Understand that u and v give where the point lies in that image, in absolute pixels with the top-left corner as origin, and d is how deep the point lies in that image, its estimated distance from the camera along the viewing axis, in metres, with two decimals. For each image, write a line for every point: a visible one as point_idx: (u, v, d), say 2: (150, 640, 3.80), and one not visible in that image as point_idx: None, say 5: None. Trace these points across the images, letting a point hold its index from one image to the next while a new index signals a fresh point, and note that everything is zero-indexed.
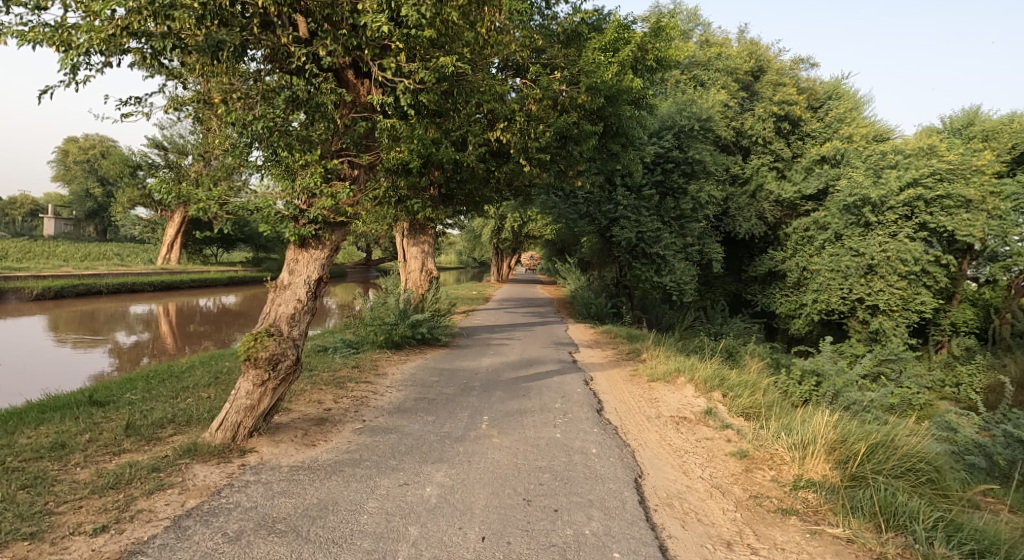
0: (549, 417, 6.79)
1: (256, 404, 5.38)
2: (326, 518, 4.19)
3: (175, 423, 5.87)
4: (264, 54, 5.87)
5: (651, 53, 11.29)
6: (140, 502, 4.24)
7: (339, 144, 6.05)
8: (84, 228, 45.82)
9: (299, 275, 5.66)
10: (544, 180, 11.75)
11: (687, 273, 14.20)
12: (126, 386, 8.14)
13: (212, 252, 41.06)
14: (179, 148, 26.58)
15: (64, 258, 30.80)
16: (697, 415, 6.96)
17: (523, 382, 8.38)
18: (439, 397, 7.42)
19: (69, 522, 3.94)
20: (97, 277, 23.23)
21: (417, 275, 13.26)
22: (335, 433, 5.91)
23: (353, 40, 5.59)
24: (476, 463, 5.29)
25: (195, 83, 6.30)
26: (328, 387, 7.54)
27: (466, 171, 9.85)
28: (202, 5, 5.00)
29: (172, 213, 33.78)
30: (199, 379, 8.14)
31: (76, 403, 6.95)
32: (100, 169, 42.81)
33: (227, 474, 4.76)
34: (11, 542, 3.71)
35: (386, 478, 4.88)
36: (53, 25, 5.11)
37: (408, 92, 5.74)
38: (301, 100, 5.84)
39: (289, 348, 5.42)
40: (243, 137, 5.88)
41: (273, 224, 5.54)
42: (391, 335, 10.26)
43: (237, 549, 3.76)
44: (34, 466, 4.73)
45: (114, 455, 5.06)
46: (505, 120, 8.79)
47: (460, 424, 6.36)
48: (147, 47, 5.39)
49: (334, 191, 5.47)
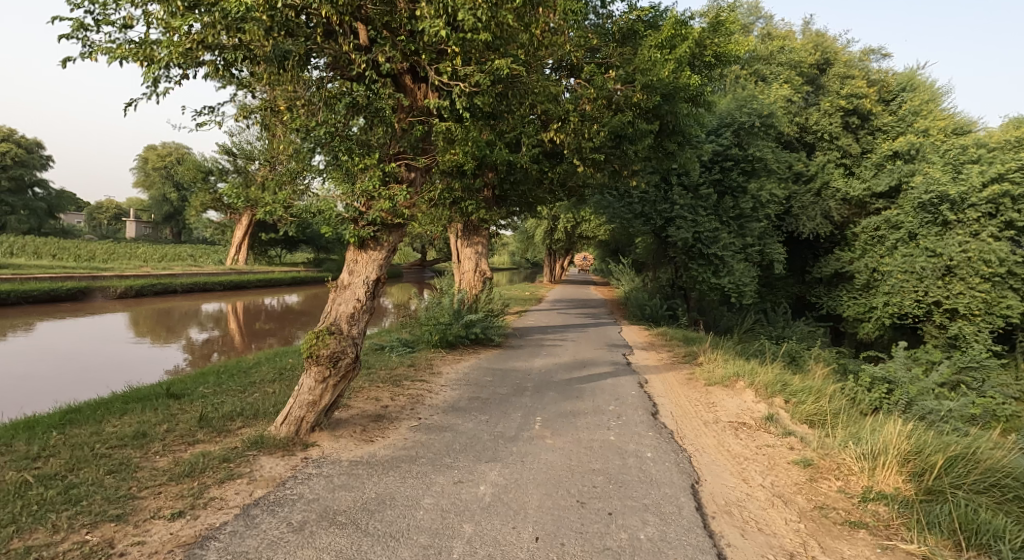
0: (603, 419, 6.75)
1: (318, 399, 5.58)
2: (383, 512, 4.30)
3: (244, 416, 6.17)
4: (326, 62, 6.10)
5: (709, 49, 10.98)
6: (213, 490, 4.48)
7: (397, 147, 6.12)
8: (163, 229, 49.20)
9: (358, 275, 5.80)
10: (599, 180, 11.65)
11: (747, 274, 13.71)
12: (199, 381, 8.57)
13: (277, 253, 42.76)
14: (246, 154, 27.73)
15: (144, 259, 32.84)
16: (758, 421, 6.76)
17: (577, 384, 8.36)
18: (492, 397, 7.49)
19: (150, 506, 4.19)
20: (173, 276, 24.54)
21: (471, 275, 13.40)
22: (392, 429, 6.07)
23: (411, 45, 5.79)
24: (530, 464, 5.31)
25: (261, 91, 6.63)
26: (386, 385, 7.75)
27: (521, 172, 10.00)
28: (271, 17, 5.24)
29: (239, 216, 35.27)
30: (265, 374, 8.50)
31: (155, 395, 7.38)
32: (175, 175, 45.25)
33: (291, 466, 4.96)
34: (100, 521, 3.97)
35: (442, 476, 4.96)
36: (137, 42, 5.51)
37: (464, 95, 5.88)
38: (361, 106, 6.03)
39: (348, 346, 5.59)
40: (306, 142, 6.04)
41: (334, 225, 5.74)
42: (446, 334, 10.45)
43: (301, 539, 3.92)
44: (119, 452, 5.07)
45: (189, 444, 5.37)
46: (559, 121, 8.82)
47: (513, 424, 6.40)
48: (220, 58, 5.73)
49: (392, 193, 5.59)
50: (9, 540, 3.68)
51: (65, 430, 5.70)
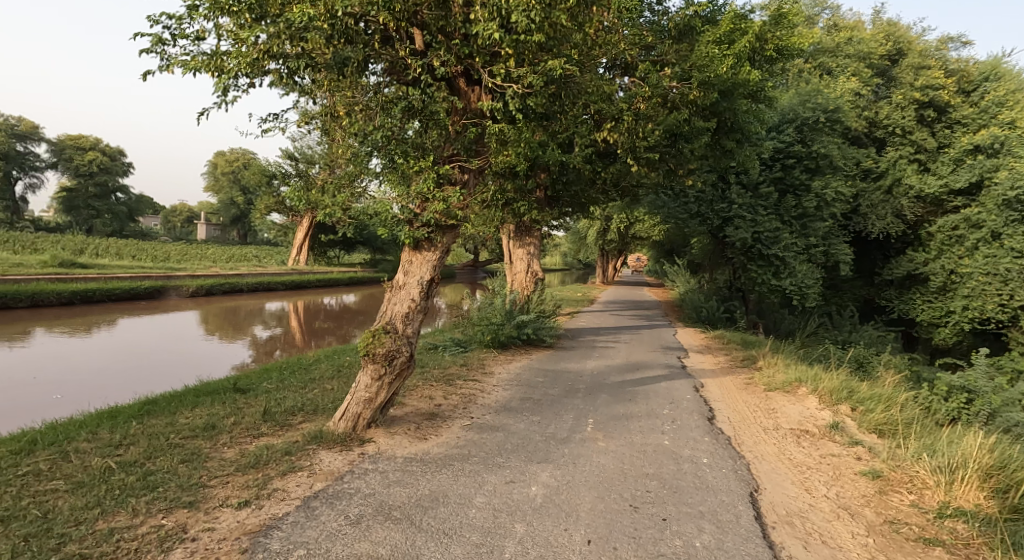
0: (656, 423, 6.64)
1: (375, 396, 5.73)
2: (437, 509, 4.37)
3: (305, 411, 6.40)
4: (383, 68, 6.26)
5: (770, 43, 10.61)
6: (276, 481, 4.67)
7: (450, 149, 6.21)
8: (230, 231, 51.56)
9: (413, 276, 5.92)
10: (653, 180, 11.47)
11: (811, 275, 13.17)
12: (264, 376, 8.95)
13: (335, 254, 44.08)
14: (308, 158, 28.71)
15: (213, 259, 34.48)
16: (821, 429, 6.50)
17: (630, 387, 8.26)
18: (544, 398, 7.48)
19: (219, 495, 4.40)
20: (240, 276, 25.66)
21: (523, 276, 13.43)
22: (445, 428, 6.16)
23: (465, 48, 5.86)
24: (582, 466, 5.28)
25: (322, 97, 6.85)
26: (439, 384, 7.87)
27: (573, 172, 9.99)
28: (331, 25, 5.41)
29: (301, 218, 36.52)
30: (324, 371, 8.79)
31: (223, 390, 7.74)
32: (242, 179, 47.31)
33: (349, 461, 5.11)
34: (174, 507, 4.20)
35: (494, 475, 5.00)
36: (209, 54, 5.81)
37: (517, 97, 5.87)
38: (416, 109, 6.07)
39: (403, 345, 5.71)
40: (364, 146, 6.21)
41: (390, 227, 5.92)
42: (498, 334, 10.55)
43: (358, 532, 4.03)
44: (191, 443, 5.35)
45: (254, 437, 5.61)
46: (613, 120, 8.75)
47: (565, 426, 6.38)
48: (284, 67, 5.96)
49: (445, 195, 5.67)
50: (94, 521, 3.93)
51: (142, 421, 6.05)
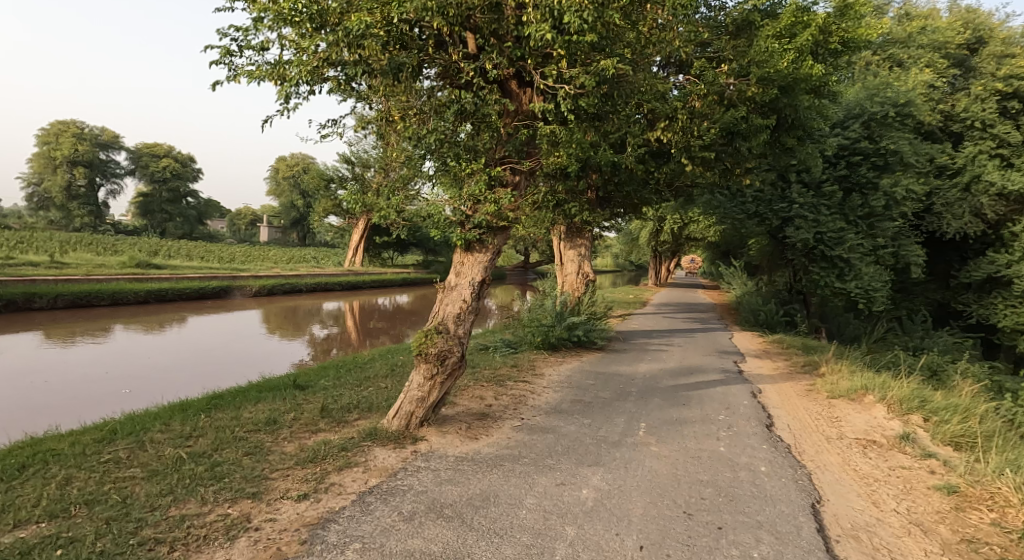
0: (712, 429, 6.48)
1: (427, 395, 5.82)
2: (488, 509, 4.40)
3: (360, 408, 6.57)
4: (437, 72, 6.36)
5: (835, 35, 10.16)
6: (333, 476, 4.81)
7: (502, 151, 6.23)
8: (290, 234, 53.45)
9: (465, 276, 5.98)
10: (709, 179, 11.21)
11: (879, 278, 12.52)
12: (322, 374, 9.25)
13: (390, 256, 45.03)
14: (364, 162, 29.47)
15: (274, 260, 35.83)
16: (891, 440, 6.19)
17: (684, 391, 8.09)
18: (595, 401, 7.42)
19: (280, 487, 4.57)
20: (299, 277, 26.59)
21: (574, 277, 13.35)
22: (496, 428, 6.19)
23: (517, 51, 5.86)
24: (634, 470, 5.21)
25: (378, 102, 7.03)
26: (490, 384, 7.93)
27: (626, 172, 9.89)
28: (387, 32, 5.55)
29: (357, 220, 37.50)
30: (379, 370, 9.01)
31: (283, 386, 8.04)
32: (302, 184, 49.02)
33: (402, 458, 5.21)
34: (239, 497, 4.38)
35: (544, 477, 4.99)
36: (273, 63, 6.07)
37: (568, 97, 5.86)
38: (468, 112, 6.14)
39: (454, 345, 5.77)
40: (418, 149, 6.31)
41: (442, 229, 5.95)
42: (548, 336, 10.55)
43: (411, 528, 4.10)
44: (254, 436, 5.57)
45: (312, 432, 5.79)
46: (667, 119, 8.63)
47: (617, 429, 6.31)
48: (342, 74, 6.14)
49: (497, 197, 5.70)
50: (167, 507, 4.15)
51: (210, 414, 6.35)
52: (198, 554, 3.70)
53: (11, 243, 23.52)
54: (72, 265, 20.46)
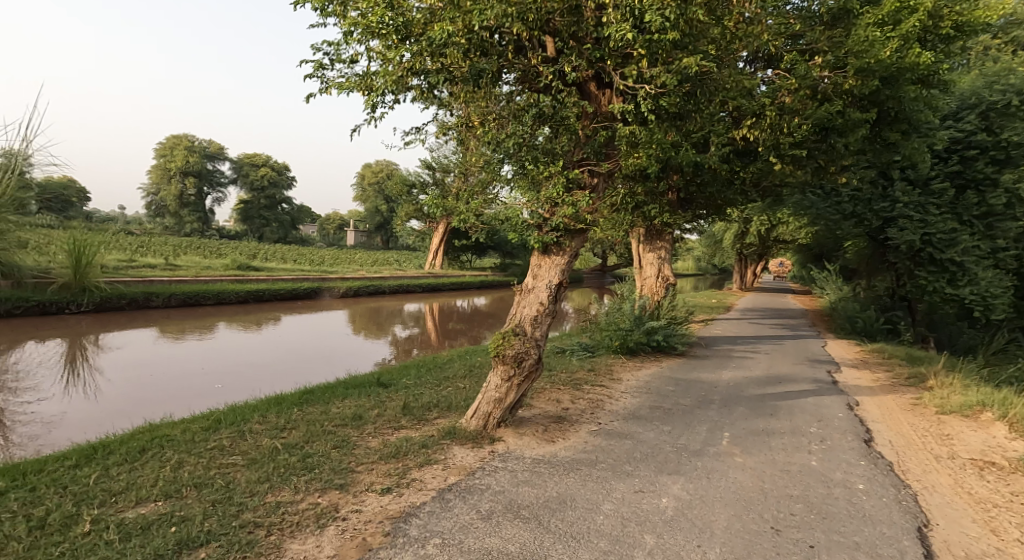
0: (802, 441, 6.15)
1: (504, 397, 5.89)
2: (565, 512, 4.39)
3: (439, 407, 6.74)
4: (516, 77, 6.45)
5: (948, 20, 9.35)
6: (414, 472, 4.96)
7: (580, 153, 6.24)
8: (375, 238, 55.54)
9: (542, 279, 5.99)
10: (800, 178, 10.66)
11: (997, 283, 11.35)
12: (404, 373, 9.56)
13: (468, 259, 45.83)
14: (444, 167, 30.16)
15: (359, 263, 37.36)
16: (1012, 462, 5.63)
17: (772, 401, 7.73)
18: (675, 408, 7.23)
19: (365, 480, 4.76)
20: (382, 279, 27.60)
21: (653, 281, 13.05)
22: (573, 431, 6.17)
23: (597, 52, 5.83)
24: (717, 481, 5.03)
25: (458, 108, 7.21)
26: (567, 388, 7.91)
27: (709, 173, 9.59)
28: (468, 39, 5.70)
29: (437, 224, 38.44)
30: (458, 370, 9.19)
31: (369, 383, 8.38)
32: (386, 189, 50.88)
33: (480, 458, 5.30)
34: (328, 488, 4.60)
35: (622, 483, 4.91)
36: (361, 75, 6.37)
37: (649, 97, 5.75)
38: (547, 116, 6.16)
39: (532, 348, 5.80)
40: (496, 153, 6.40)
41: (520, 231, 6.00)
42: (626, 340, 10.40)
43: (488, 527, 4.16)
44: (341, 430, 5.84)
45: (395, 429, 6.00)
46: (754, 116, 8.37)
47: (698, 438, 6.11)
48: (425, 82, 6.33)
49: (575, 200, 5.69)
50: (264, 494, 4.42)
51: (302, 407, 6.72)
52: (292, 539, 3.91)
53: (132, 247, 25.92)
54: (183, 267, 22.25)
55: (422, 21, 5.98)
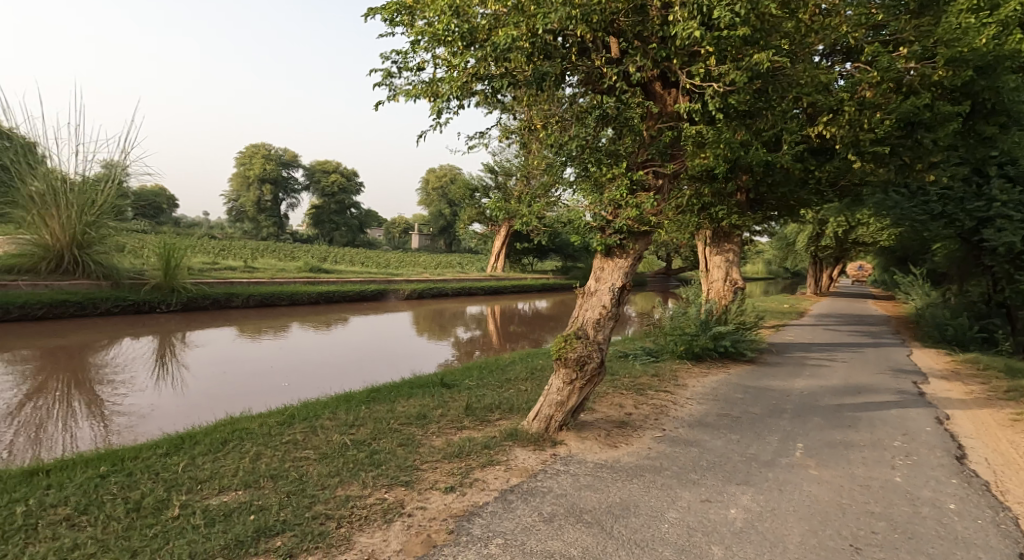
0: (884, 455, 5.80)
1: (566, 400, 5.86)
2: (628, 518, 4.32)
3: (501, 409, 6.79)
4: (580, 79, 6.43)
5: None
6: (477, 472, 5.01)
7: (645, 154, 6.06)
8: (438, 241, 56.55)
9: (605, 282, 5.92)
10: (881, 177, 10.09)
11: None
12: (466, 374, 9.69)
13: (530, 262, 45.92)
14: (506, 171, 30.40)
15: (423, 266, 38.16)
16: None
17: (850, 411, 7.34)
18: (744, 416, 6.99)
19: (429, 478, 4.85)
20: (446, 281, 28.07)
21: (720, 285, 12.66)
22: (636, 437, 6.07)
23: (662, 51, 5.70)
24: (790, 494, 4.83)
25: (521, 112, 7.26)
26: (630, 392, 7.79)
27: (781, 172, 9.24)
28: (532, 44, 5.75)
29: (499, 228, 38.74)
30: (519, 373, 9.23)
31: (433, 384, 8.54)
32: (449, 193, 51.74)
33: (541, 460, 5.30)
34: (394, 485, 4.72)
35: (688, 492, 4.80)
36: (427, 82, 6.53)
37: (717, 96, 5.58)
38: (610, 117, 6.23)
39: (594, 351, 5.75)
40: (559, 156, 6.44)
41: (583, 233, 5.98)
42: (692, 345, 10.16)
43: (551, 530, 4.15)
44: (407, 429, 5.99)
45: (458, 429, 6.09)
46: (831, 112, 8.04)
47: (769, 448, 5.89)
48: (488, 87, 6.41)
49: (639, 201, 5.60)
50: (335, 487, 4.59)
51: (369, 406, 6.93)
52: (361, 532, 4.04)
53: (215, 250, 27.52)
54: (259, 270, 23.42)
55: (487, 27, 6.06)
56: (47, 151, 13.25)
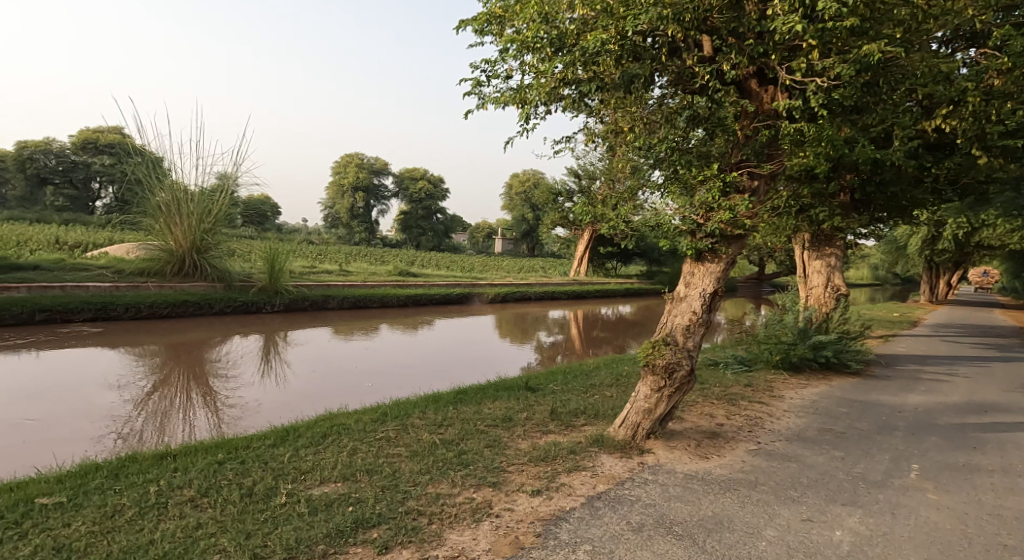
0: (1017, 482, 5.23)
1: (654, 407, 5.73)
2: (722, 533, 4.16)
3: (587, 415, 6.74)
4: (670, 79, 6.27)
5: None
6: (563, 477, 5.00)
7: (739, 155, 5.74)
8: (521, 245, 56.94)
9: (695, 287, 5.71)
10: (1012, 173, 9.13)
11: None
12: (551, 378, 9.69)
13: (614, 266, 45.23)
14: (590, 175, 30.19)
15: (507, 270, 38.53)
16: None
17: (974, 432, 6.68)
18: (850, 432, 6.53)
19: (516, 481, 4.90)
20: (529, 286, 28.21)
21: (821, 291, 11.91)
22: (729, 449, 5.83)
23: (759, 48, 5.42)
24: (903, 519, 4.46)
25: (606, 115, 7.23)
26: (721, 402, 7.50)
27: (891, 170, 8.61)
28: (620, 46, 5.67)
29: (583, 232, 38.48)
30: (604, 379, 9.11)
31: (518, 387, 8.60)
32: (533, 198, 52.01)
33: (629, 468, 5.20)
34: (483, 485, 4.80)
35: (787, 509, 4.55)
36: (516, 89, 6.64)
37: (820, 90, 5.30)
38: (701, 117, 6.43)
39: (683, 358, 5.57)
40: (648, 158, 6.57)
41: (672, 237, 5.91)
42: (789, 355, 9.65)
43: (640, 540, 4.06)
44: (493, 431, 6.06)
45: (543, 433, 6.10)
46: (951, 105, 7.37)
47: (879, 468, 5.47)
48: (576, 91, 6.43)
49: (732, 203, 5.37)
50: (425, 484, 4.72)
51: (457, 406, 7.08)
52: (451, 530, 4.14)
53: (312, 254, 29.14)
54: (353, 273, 24.55)
55: (575, 32, 6.05)
56: (172, 164, 14.61)
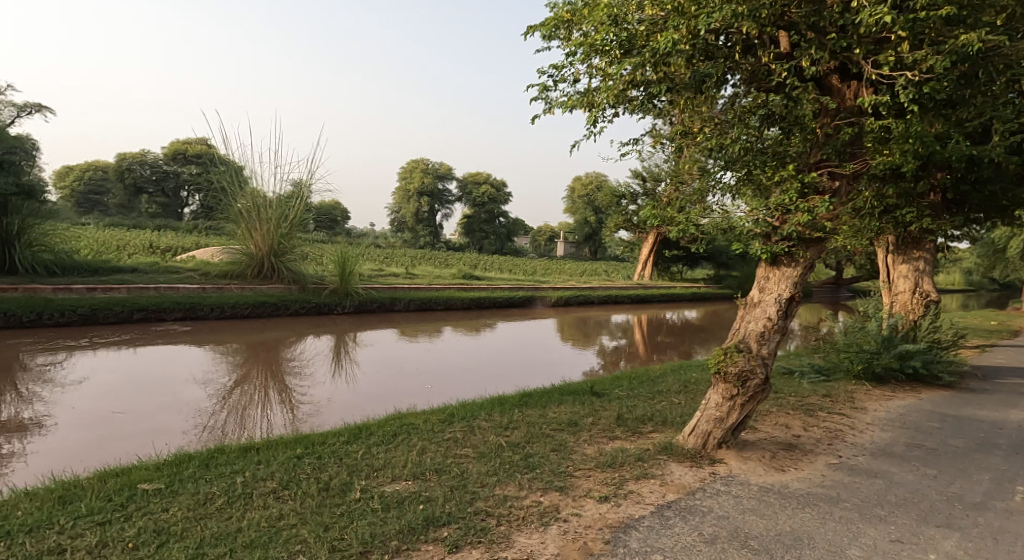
0: None
1: (726, 416, 5.54)
2: (802, 550, 3.97)
3: (654, 421, 6.60)
4: (741, 78, 6.11)
5: None
6: (631, 484, 4.91)
7: (819, 155, 5.60)
8: (584, 249, 56.51)
9: (770, 292, 5.49)
10: None
11: None
12: (615, 384, 9.55)
13: (680, 270, 44.14)
14: (655, 177, 29.63)
15: (570, 274, 38.33)
16: None
17: None
18: (942, 449, 6.09)
19: (583, 486, 4.85)
20: (592, 290, 27.94)
21: (908, 297, 11.18)
22: (807, 462, 5.56)
23: (842, 42, 5.21)
24: (1005, 545, 4.12)
25: (674, 116, 7.07)
26: (797, 413, 7.17)
27: (989, 168, 8.00)
28: (692, 45, 5.54)
29: (648, 235, 37.80)
30: (671, 385, 8.89)
31: (582, 391, 8.53)
32: (597, 201, 51.52)
33: (700, 478, 5.05)
34: (550, 489, 4.78)
35: (873, 528, 4.29)
36: (583, 92, 6.60)
37: (910, 85, 5.01)
38: (776, 116, 5.91)
39: (758, 366, 5.36)
40: (717, 161, 6.33)
41: (745, 240, 5.76)
42: (871, 365, 9.12)
43: (713, 553, 3.94)
44: (558, 435, 6.04)
45: (610, 438, 6.03)
46: None
47: (977, 488, 5.07)
48: (644, 93, 6.33)
49: (811, 205, 5.20)
50: (493, 486, 4.76)
51: (522, 409, 7.09)
52: (519, 532, 4.15)
53: (379, 258, 29.97)
54: (418, 276, 25.06)
55: (645, 33, 5.94)
56: (252, 172, 15.47)
